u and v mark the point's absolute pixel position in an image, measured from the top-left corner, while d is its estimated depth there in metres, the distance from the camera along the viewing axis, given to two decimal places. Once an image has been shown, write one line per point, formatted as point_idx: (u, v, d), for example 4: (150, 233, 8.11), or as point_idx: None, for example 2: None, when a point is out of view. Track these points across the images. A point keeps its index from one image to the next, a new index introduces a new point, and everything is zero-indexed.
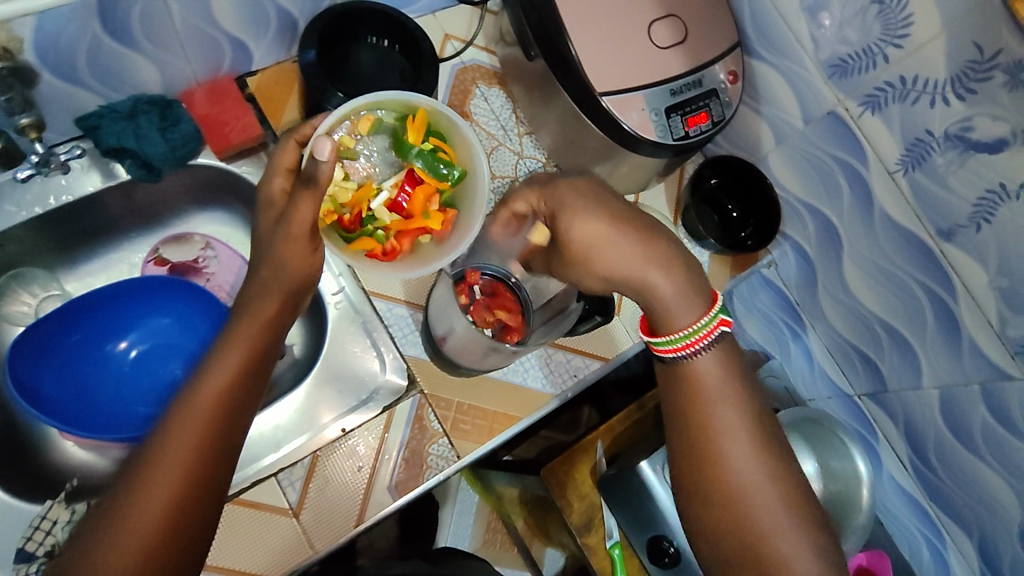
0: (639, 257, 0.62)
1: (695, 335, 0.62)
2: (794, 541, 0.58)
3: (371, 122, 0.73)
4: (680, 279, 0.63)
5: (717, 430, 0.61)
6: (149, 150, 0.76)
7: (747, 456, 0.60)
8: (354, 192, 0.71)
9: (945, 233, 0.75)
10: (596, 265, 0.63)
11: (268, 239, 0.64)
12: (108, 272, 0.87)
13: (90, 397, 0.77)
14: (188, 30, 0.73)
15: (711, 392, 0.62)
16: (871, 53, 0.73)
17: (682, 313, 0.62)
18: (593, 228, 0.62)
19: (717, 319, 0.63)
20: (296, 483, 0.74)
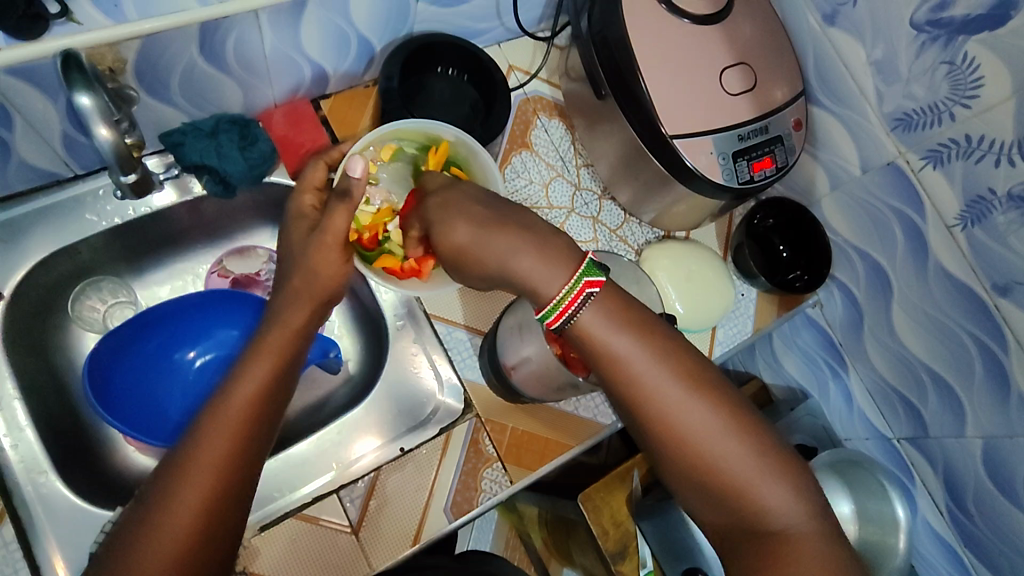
0: (503, 243, 0.64)
1: (563, 301, 0.62)
2: (753, 467, 0.61)
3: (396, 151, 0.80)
4: (542, 252, 0.64)
5: (641, 378, 0.62)
6: (228, 168, 0.79)
7: (683, 397, 0.62)
8: (374, 215, 0.79)
9: (1000, 288, 0.76)
10: (476, 263, 0.66)
11: (302, 245, 0.71)
12: (173, 282, 0.90)
13: (157, 405, 0.79)
14: (275, 55, 0.75)
15: (619, 344, 0.63)
16: (937, 111, 0.75)
17: (547, 284, 0.63)
18: (464, 230, 0.66)
19: (583, 282, 0.62)
20: (357, 500, 0.76)
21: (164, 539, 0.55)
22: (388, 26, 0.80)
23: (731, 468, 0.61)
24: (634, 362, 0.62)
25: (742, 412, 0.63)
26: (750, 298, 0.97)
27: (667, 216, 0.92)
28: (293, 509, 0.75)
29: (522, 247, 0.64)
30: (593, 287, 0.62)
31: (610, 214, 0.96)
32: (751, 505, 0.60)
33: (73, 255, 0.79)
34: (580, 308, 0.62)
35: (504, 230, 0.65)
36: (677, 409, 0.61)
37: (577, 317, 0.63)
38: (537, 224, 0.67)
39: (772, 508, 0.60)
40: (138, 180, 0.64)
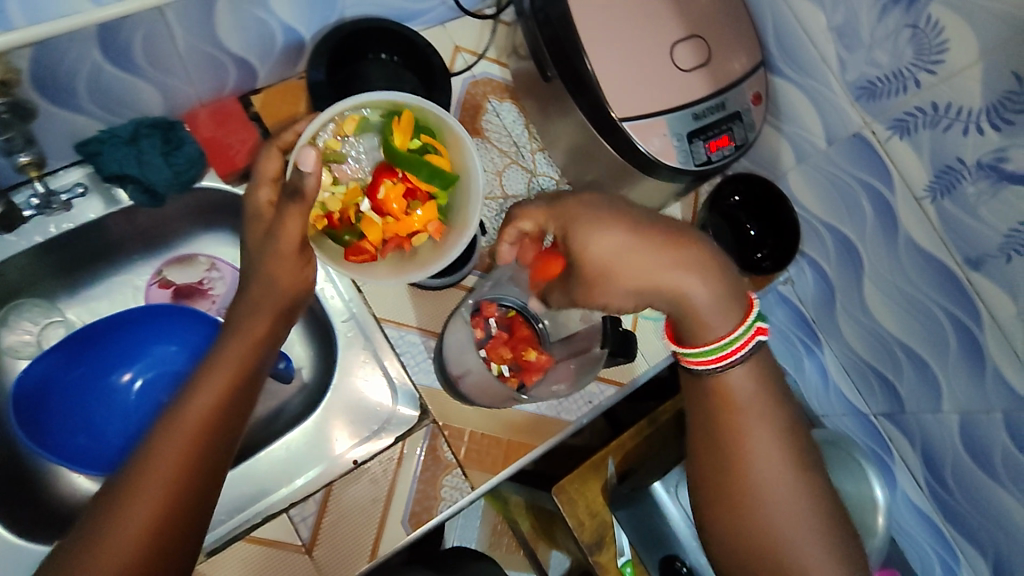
0: (671, 261, 0.62)
1: (735, 343, 0.62)
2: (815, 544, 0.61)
3: (359, 123, 0.72)
4: (715, 282, 0.63)
5: (744, 432, 0.64)
6: (153, 178, 0.74)
7: (769, 454, 0.63)
8: (343, 199, 0.71)
9: (973, 262, 0.73)
10: (623, 278, 0.61)
11: (259, 250, 0.65)
12: (111, 297, 0.85)
13: (99, 436, 0.75)
14: (190, 52, 0.69)
15: (753, 404, 0.64)
16: (902, 77, 0.70)
17: (717, 322, 0.62)
18: (615, 239, 0.61)
19: (756, 328, 0.63)
20: (308, 518, 0.74)
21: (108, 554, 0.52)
22: (314, 13, 0.74)
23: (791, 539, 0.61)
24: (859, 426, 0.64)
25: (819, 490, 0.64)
26: None
27: None
28: (243, 530, 0.73)
29: (688, 266, 0.62)
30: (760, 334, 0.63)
31: None
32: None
33: None
34: (739, 358, 0.63)
35: (672, 246, 0.62)
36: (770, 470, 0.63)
37: (732, 364, 0.63)
38: (694, 242, 0.64)
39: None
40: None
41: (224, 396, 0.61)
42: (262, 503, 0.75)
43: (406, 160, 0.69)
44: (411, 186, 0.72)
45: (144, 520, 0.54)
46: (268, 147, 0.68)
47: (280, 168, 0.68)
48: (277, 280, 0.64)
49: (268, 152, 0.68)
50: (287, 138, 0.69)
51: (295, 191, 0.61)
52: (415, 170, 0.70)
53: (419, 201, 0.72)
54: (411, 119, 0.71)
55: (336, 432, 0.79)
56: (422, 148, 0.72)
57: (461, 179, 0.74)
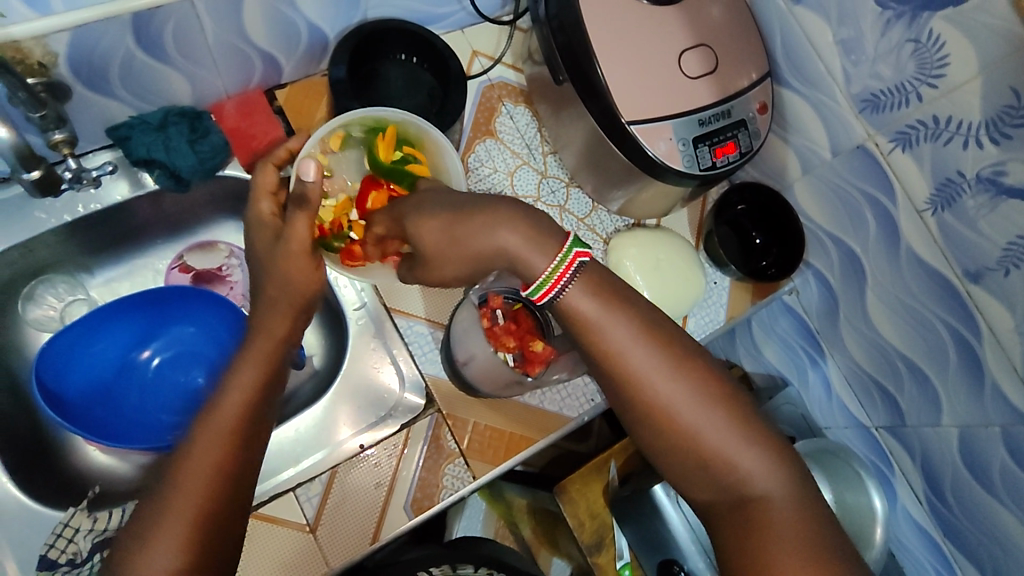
0: (484, 217, 0.62)
1: (556, 273, 0.61)
2: (728, 434, 0.59)
3: (344, 138, 0.76)
4: (526, 229, 0.62)
5: (610, 347, 0.60)
6: (177, 161, 0.77)
7: (666, 379, 0.60)
8: (335, 209, 0.75)
9: (973, 275, 0.74)
10: (450, 255, 0.64)
11: (270, 255, 0.68)
12: (132, 278, 0.88)
13: (117, 408, 0.79)
14: (219, 44, 0.73)
15: (608, 318, 0.61)
16: (905, 91, 0.72)
17: (535, 259, 0.62)
18: (435, 224, 0.64)
19: (573, 253, 0.62)
20: (313, 499, 0.75)
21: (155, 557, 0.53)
22: (338, 13, 0.78)
23: (709, 438, 0.59)
24: (619, 332, 0.61)
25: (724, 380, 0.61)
26: (722, 286, 0.94)
27: (636, 203, 0.89)
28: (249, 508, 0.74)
29: (503, 224, 0.62)
30: (582, 257, 0.62)
31: (578, 202, 0.93)
32: (725, 472, 0.58)
33: (26, 253, 0.78)
34: (572, 280, 0.61)
35: (480, 211, 0.63)
36: (646, 366, 0.60)
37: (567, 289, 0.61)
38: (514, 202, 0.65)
39: (750, 475, 0.58)
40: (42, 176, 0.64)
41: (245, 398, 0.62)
42: (270, 483, 0.77)
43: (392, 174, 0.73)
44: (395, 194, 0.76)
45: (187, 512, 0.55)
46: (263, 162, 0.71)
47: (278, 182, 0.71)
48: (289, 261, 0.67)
49: (263, 167, 0.70)
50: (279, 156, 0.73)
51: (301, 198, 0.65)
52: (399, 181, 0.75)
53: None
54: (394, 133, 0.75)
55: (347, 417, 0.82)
56: (406, 159, 0.76)
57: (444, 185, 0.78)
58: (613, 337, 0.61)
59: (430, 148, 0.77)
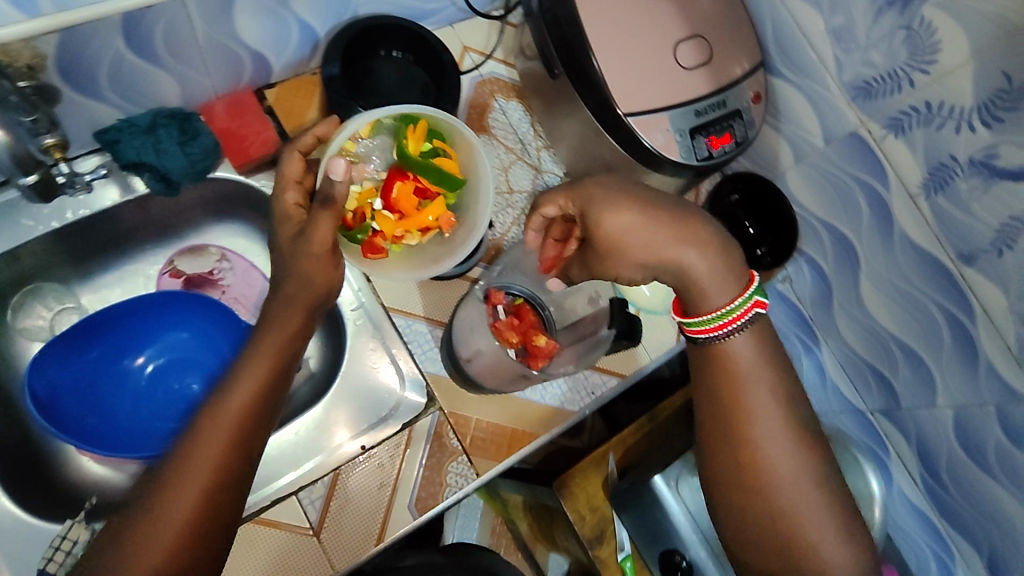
0: (672, 238, 0.65)
1: (730, 315, 0.65)
2: (829, 524, 0.63)
3: (373, 125, 0.74)
4: (717, 254, 0.66)
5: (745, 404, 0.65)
6: (168, 164, 0.76)
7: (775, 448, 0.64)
8: (358, 197, 0.73)
9: (966, 257, 0.75)
10: (630, 254, 0.65)
11: (290, 250, 0.66)
12: (122, 285, 0.86)
13: (110, 416, 0.77)
14: (210, 43, 0.72)
15: (760, 379, 0.65)
16: (897, 77, 0.73)
17: (710, 286, 0.65)
18: (627, 218, 0.65)
19: (752, 301, 0.65)
20: (316, 501, 0.74)
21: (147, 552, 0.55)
22: (329, 10, 0.77)
23: (806, 521, 0.62)
24: (759, 396, 0.65)
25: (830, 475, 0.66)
26: None
27: None
28: (249, 513, 0.73)
29: (688, 241, 0.65)
30: (759, 307, 0.66)
31: None
32: (811, 553, 0.62)
33: (13, 261, 0.76)
34: (739, 328, 0.65)
35: (685, 227, 0.66)
36: (766, 432, 0.64)
37: (730, 334, 0.65)
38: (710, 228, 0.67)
39: (833, 563, 0.62)
40: (37, 180, 0.64)
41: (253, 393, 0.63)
42: (270, 487, 0.75)
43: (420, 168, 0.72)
44: (422, 186, 0.74)
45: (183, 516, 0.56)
46: (289, 150, 0.71)
47: (302, 171, 0.71)
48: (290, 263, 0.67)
49: (289, 155, 0.70)
50: (305, 142, 0.72)
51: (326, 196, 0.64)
52: (426, 174, 0.73)
53: (427, 200, 0.75)
54: (425, 126, 0.74)
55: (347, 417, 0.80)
56: (434, 153, 0.74)
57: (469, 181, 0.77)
58: (754, 399, 0.65)
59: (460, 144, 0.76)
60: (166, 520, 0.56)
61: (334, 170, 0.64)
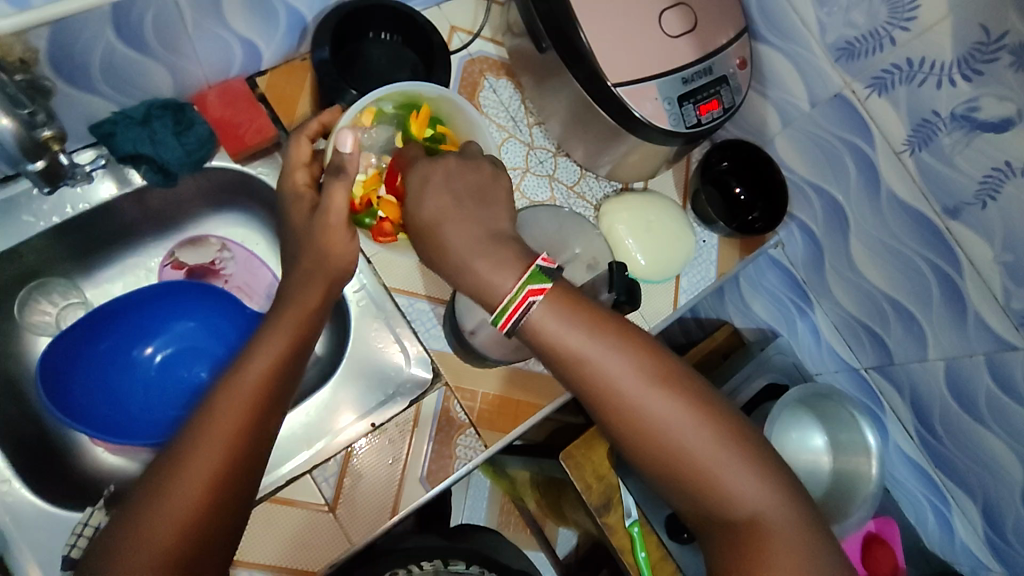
0: (465, 246, 0.64)
1: (509, 308, 0.61)
2: (719, 455, 0.61)
3: (376, 115, 0.76)
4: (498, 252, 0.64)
5: (599, 376, 0.62)
6: (165, 154, 0.77)
7: (656, 404, 0.62)
8: (364, 184, 0.74)
9: (951, 211, 0.77)
10: (438, 241, 0.65)
11: (307, 228, 0.68)
12: (124, 278, 0.87)
13: (123, 406, 0.78)
14: (199, 32, 0.72)
15: (587, 353, 0.62)
16: (878, 36, 0.74)
17: (500, 282, 0.62)
18: (431, 205, 0.66)
19: (526, 289, 0.61)
20: (330, 478, 0.76)
21: (164, 515, 0.56)
22: None
23: (705, 459, 0.61)
24: (606, 364, 0.62)
25: (708, 397, 0.64)
26: (711, 244, 0.96)
27: (624, 167, 0.90)
28: (266, 494, 0.74)
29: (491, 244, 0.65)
30: (537, 295, 0.61)
31: (566, 170, 0.94)
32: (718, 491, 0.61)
33: (16, 258, 0.77)
34: (527, 314, 0.61)
35: (474, 218, 0.66)
36: (635, 391, 0.62)
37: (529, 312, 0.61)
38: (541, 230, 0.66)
39: (743, 495, 0.61)
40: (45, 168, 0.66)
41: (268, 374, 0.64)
42: (285, 467, 0.77)
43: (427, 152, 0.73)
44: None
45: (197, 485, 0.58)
46: (296, 135, 0.72)
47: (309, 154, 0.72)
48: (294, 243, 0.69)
49: (297, 139, 0.71)
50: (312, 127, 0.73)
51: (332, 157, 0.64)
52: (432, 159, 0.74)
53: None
54: (428, 111, 0.76)
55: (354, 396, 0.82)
56: (437, 138, 0.76)
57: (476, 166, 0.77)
58: (606, 372, 0.62)
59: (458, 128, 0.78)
60: (183, 484, 0.58)
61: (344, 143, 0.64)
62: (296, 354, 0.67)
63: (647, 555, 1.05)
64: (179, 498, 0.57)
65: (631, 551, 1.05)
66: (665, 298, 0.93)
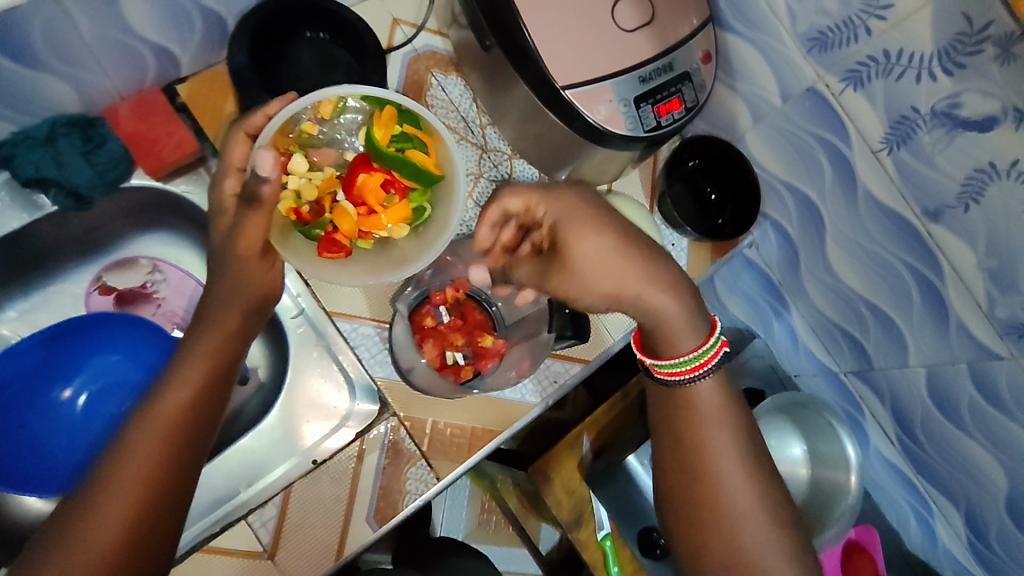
0: (639, 275, 0.63)
1: (705, 355, 0.64)
2: (771, 546, 0.61)
3: (337, 107, 0.66)
4: (681, 293, 0.65)
5: (705, 442, 0.65)
6: (73, 177, 0.71)
7: (731, 472, 0.63)
8: (318, 187, 0.65)
9: (932, 214, 0.71)
10: (600, 283, 0.62)
11: (223, 251, 0.62)
12: (49, 307, 0.80)
13: (43, 451, 0.72)
14: (100, 41, 0.65)
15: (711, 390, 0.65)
16: (852, 26, 0.67)
17: (684, 338, 0.64)
18: (593, 244, 0.62)
19: (721, 340, 0.66)
20: (268, 523, 0.72)
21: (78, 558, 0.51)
22: None
23: (745, 531, 0.62)
24: (714, 420, 0.65)
25: (772, 479, 0.65)
26: (681, 246, 0.90)
27: (586, 171, 0.83)
28: (202, 541, 0.71)
29: (653, 279, 0.64)
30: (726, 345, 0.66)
31: (523, 174, 0.88)
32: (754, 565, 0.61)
33: None
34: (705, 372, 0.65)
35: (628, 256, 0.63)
36: (728, 463, 0.64)
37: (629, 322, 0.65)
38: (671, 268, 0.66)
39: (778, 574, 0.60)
40: None
41: (184, 415, 0.58)
42: (223, 509, 0.73)
43: (388, 159, 0.63)
44: (390, 180, 0.65)
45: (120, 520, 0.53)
46: (235, 132, 0.62)
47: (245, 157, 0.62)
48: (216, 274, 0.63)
49: (234, 138, 0.62)
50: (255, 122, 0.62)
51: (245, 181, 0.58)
52: (395, 168, 0.64)
53: (395, 196, 0.66)
54: (394, 111, 0.65)
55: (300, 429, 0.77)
56: (406, 140, 0.65)
57: (445, 178, 0.67)
58: (702, 408, 0.65)
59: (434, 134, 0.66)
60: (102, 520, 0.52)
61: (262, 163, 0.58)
62: (217, 390, 0.62)
63: (619, 569, 1.01)
64: (75, 561, 0.51)
65: (603, 566, 1.01)
66: None
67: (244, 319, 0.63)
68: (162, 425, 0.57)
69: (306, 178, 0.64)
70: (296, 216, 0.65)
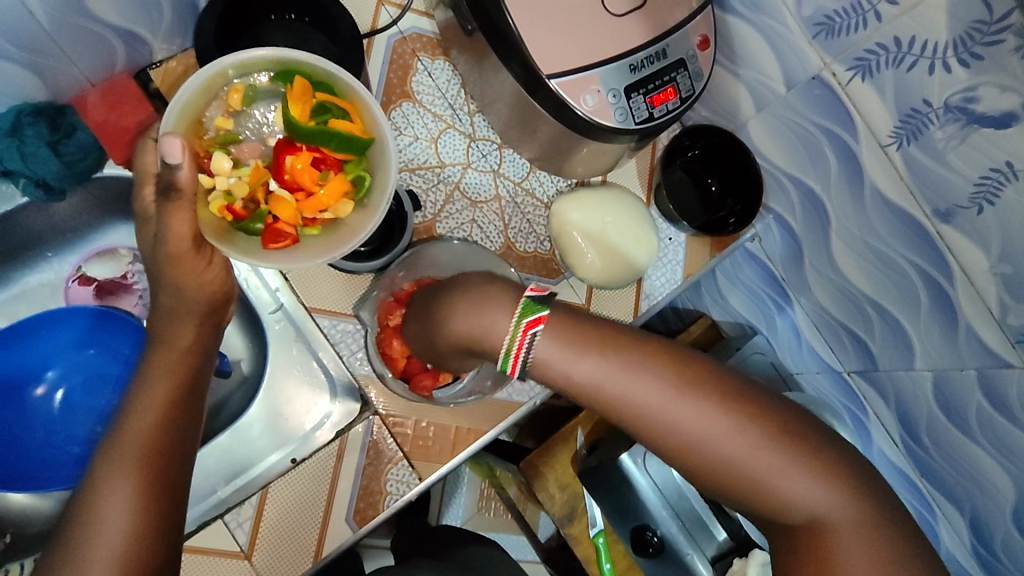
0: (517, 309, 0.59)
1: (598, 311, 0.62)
2: (773, 458, 0.55)
3: (246, 93, 0.60)
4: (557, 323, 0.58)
5: (658, 414, 0.56)
6: (39, 169, 0.70)
7: (699, 422, 0.55)
8: (247, 179, 0.58)
9: (943, 214, 0.67)
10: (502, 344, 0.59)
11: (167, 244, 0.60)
12: (27, 301, 0.76)
13: (20, 450, 0.74)
14: (60, 28, 0.62)
15: (631, 362, 0.57)
16: (861, 11, 0.62)
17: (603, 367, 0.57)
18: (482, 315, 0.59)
19: None
20: (245, 523, 0.69)
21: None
22: None
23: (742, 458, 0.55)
24: (651, 391, 0.56)
25: (745, 395, 0.57)
26: (678, 242, 0.87)
27: (575, 163, 0.79)
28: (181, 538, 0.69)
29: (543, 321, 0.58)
30: None
31: (512, 164, 0.84)
32: (773, 498, 0.56)
33: None
34: None
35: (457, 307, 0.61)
36: (692, 426, 0.55)
37: (532, 349, 0.58)
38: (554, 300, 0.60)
39: (803, 498, 0.55)
40: None
41: (160, 430, 0.57)
42: (199, 509, 0.70)
43: (309, 133, 0.56)
44: (320, 156, 0.59)
45: (121, 536, 0.52)
46: (145, 141, 0.61)
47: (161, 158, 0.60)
48: (178, 278, 0.60)
49: (145, 144, 0.61)
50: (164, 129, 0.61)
51: (170, 188, 0.55)
52: (320, 142, 0.58)
53: (330, 171, 0.59)
54: (304, 81, 0.58)
55: (281, 425, 0.75)
56: (324, 111, 0.59)
57: (378, 145, 0.62)
58: (636, 390, 0.56)
59: (353, 100, 0.61)
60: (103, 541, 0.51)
61: (169, 152, 0.53)
62: (189, 404, 0.60)
63: (611, 564, 1.00)
64: None
65: (595, 562, 1.00)
66: (624, 304, 0.85)
67: (198, 333, 0.63)
68: (139, 444, 0.55)
69: (234, 176, 0.58)
70: (231, 215, 0.58)
